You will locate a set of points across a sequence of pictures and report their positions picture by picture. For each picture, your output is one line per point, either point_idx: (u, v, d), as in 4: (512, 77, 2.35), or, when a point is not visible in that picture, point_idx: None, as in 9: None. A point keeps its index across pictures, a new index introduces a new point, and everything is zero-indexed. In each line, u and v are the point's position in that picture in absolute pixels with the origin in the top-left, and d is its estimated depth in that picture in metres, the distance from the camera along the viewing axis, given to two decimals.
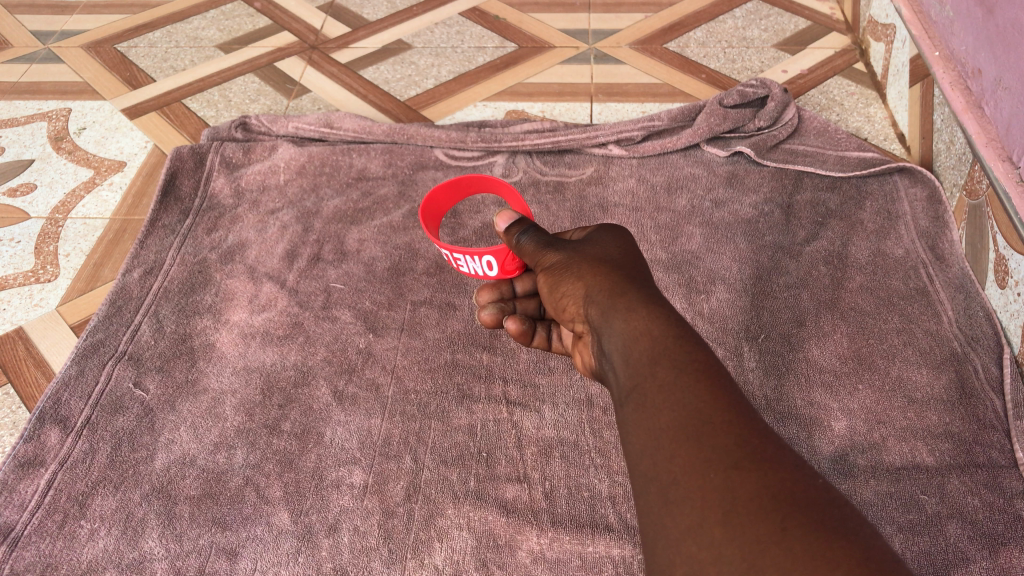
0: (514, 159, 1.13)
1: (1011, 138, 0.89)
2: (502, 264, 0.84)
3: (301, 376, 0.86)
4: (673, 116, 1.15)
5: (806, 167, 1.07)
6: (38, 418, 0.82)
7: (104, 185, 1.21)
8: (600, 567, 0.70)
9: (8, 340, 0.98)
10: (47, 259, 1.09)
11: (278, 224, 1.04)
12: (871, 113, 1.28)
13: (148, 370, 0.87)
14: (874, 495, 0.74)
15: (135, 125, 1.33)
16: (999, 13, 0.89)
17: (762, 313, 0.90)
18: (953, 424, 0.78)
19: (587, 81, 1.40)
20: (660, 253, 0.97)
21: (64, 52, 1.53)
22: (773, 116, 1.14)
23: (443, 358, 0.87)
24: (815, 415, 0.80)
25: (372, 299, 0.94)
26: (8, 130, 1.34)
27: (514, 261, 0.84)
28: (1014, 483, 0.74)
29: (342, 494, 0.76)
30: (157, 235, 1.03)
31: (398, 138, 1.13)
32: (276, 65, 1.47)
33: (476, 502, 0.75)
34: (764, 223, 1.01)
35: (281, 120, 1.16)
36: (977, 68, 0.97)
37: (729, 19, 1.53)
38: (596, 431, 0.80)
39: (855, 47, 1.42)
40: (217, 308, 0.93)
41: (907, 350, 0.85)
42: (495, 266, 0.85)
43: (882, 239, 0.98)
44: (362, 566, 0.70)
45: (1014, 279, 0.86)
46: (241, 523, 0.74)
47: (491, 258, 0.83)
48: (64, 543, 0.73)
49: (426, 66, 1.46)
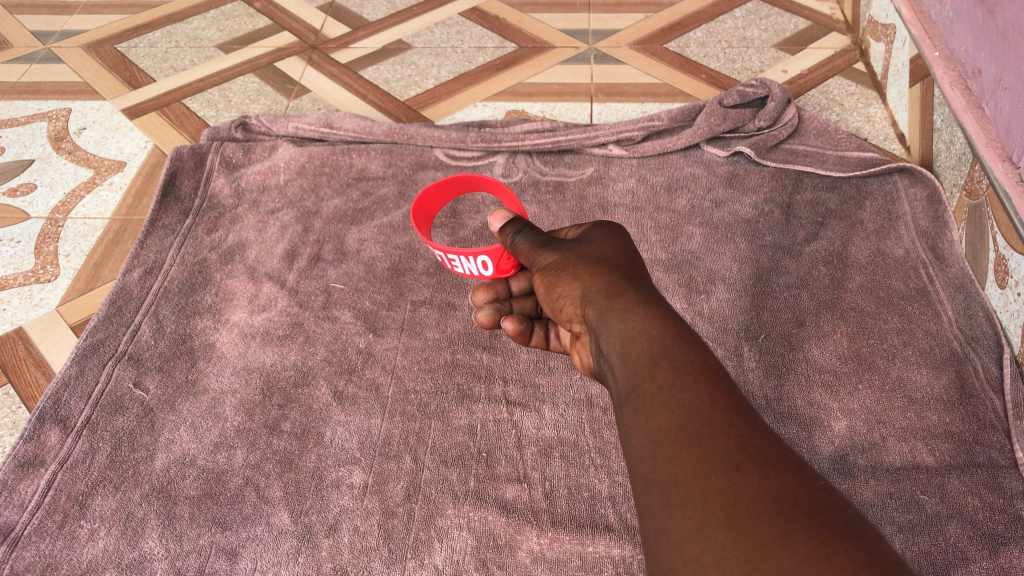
0: (514, 159, 1.13)
1: (1011, 138, 0.89)
2: (496, 263, 0.85)
3: (301, 375, 0.86)
4: (673, 116, 1.15)
5: (806, 167, 1.07)
6: (37, 418, 0.82)
7: (103, 185, 1.21)
8: (600, 567, 0.70)
9: (8, 340, 0.98)
10: (47, 259, 1.09)
11: (278, 224, 1.04)
12: (871, 113, 1.28)
13: (148, 370, 0.87)
14: (874, 495, 0.74)
15: (135, 125, 1.33)
16: (999, 13, 0.89)
17: (762, 313, 0.90)
18: (953, 424, 0.78)
19: (587, 81, 1.40)
20: (660, 253, 0.97)
21: (64, 52, 1.53)
22: (773, 116, 1.14)
23: (443, 358, 0.87)
24: (815, 416, 0.80)
25: (372, 299, 0.94)
26: (8, 130, 1.34)
27: (508, 261, 0.85)
28: (1014, 483, 0.74)
29: (342, 494, 0.76)
30: (157, 235, 1.02)
31: (398, 138, 1.13)
32: (276, 65, 1.47)
33: (476, 502, 0.75)
34: (764, 223, 1.01)
35: (281, 120, 1.16)
36: (977, 68, 0.97)
37: (729, 19, 1.53)
38: (596, 431, 0.80)
39: (855, 47, 1.42)
40: (217, 308, 0.93)
41: (907, 350, 0.85)
42: (490, 266, 0.86)
43: (881, 239, 0.98)
44: (362, 566, 0.70)
45: (1014, 279, 0.86)
46: (241, 523, 0.74)
47: (486, 257, 0.84)
48: (64, 543, 0.73)
49: (426, 66, 1.46)
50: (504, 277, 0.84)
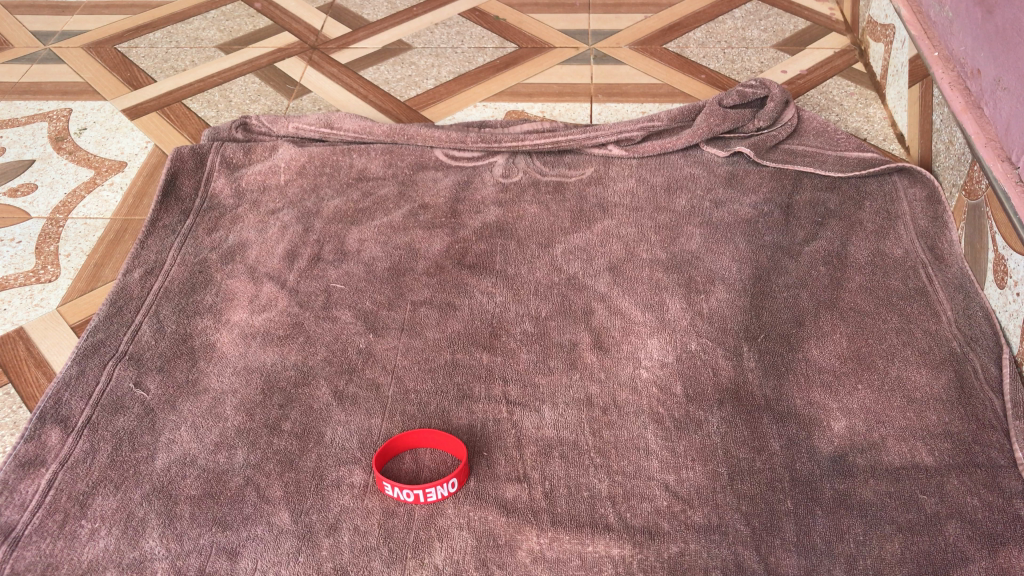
0: (514, 159, 1.13)
1: (1011, 138, 0.89)
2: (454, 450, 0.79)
3: (301, 375, 0.86)
4: (673, 116, 1.15)
5: (806, 167, 1.08)
6: (38, 418, 0.82)
7: (104, 185, 1.21)
8: (600, 566, 0.70)
9: (8, 340, 0.98)
10: (47, 259, 1.09)
11: (278, 224, 1.04)
12: (871, 113, 1.28)
13: (148, 370, 0.87)
14: (874, 495, 0.74)
15: (136, 125, 1.33)
16: (1000, 14, 0.91)
17: (762, 313, 0.90)
18: (952, 425, 0.79)
19: (587, 81, 1.40)
20: (660, 253, 0.98)
21: (65, 52, 1.53)
22: (774, 116, 1.14)
23: (443, 358, 0.87)
24: (816, 415, 0.80)
25: (372, 299, 0.94)
26: (8, 130, 1.34)
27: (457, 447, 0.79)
28: (1013, 483, 0.74)
29: (342, 494, 0.76)
30: (157, 235, 1.03)
31: (397, 138, 1.14)
32: (276, 65, 1.47)
33: (476, 502, 0.75)
34: (763, 224, 1.01)
35: (281, 120, 1.16)
36: (976, 68, 0.97)
37: (728, 19, 1.53)
38: (596, 431, 0.80)
39: (854, 48, 1.43)
40: (217, 308, 0.93)
41: (907, 350, 0.85)
42: (446, 443, 0.79)
43: (881, 239, 0.98)
44: (362, 566, 0.71)
45: (1014, 279, 0.86)
46: (241, 523, 0.74)
47: (452, 446, 0.79)
48: (64, 543, 0.72)
49: (427, 66, 1.46)
50: (465, 458, 0.78)
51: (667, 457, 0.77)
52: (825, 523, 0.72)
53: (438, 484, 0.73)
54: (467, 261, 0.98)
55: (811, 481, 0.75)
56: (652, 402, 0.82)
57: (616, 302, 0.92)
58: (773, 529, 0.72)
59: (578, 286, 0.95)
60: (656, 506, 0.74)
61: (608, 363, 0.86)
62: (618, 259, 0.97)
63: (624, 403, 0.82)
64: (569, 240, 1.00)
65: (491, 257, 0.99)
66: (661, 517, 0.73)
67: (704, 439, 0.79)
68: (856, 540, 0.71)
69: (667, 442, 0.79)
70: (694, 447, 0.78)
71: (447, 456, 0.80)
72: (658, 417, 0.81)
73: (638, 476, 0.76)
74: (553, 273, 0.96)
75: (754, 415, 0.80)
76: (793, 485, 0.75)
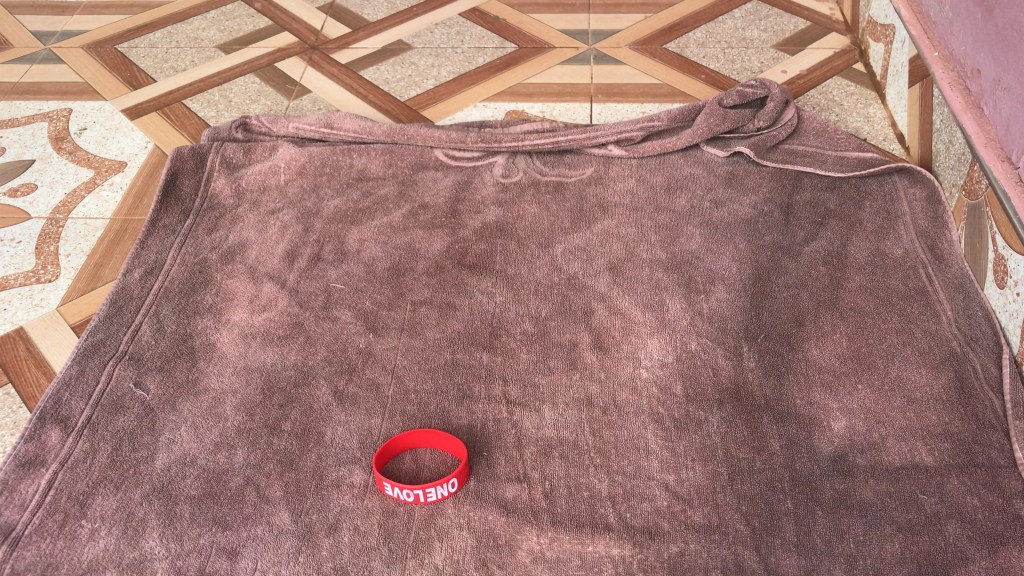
0: (514, 159, 1.13)
1: (1011, 137, 0.89)
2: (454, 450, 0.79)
3: (301, 375, 0.86)
4: (673, 116, 1.15)
5: (807, 167, 1.08)
6: (38, 418, 0.82)
7: (104, 185, 1.21)
8: (600, 566, 0.70)
9: (8, 340, 0.98)
10: (47, 259, 1.09)
11: (278, 224, 1.04)
12: (871, 113, 1.27)
13: (148, 370, 0.87)
14: (874, 495, 0.74)
15: (137, 125, 1.34)
16: (1000, 14, 0.91)
17: (763, 313, 0.90)
18: (952, 424, 0.79)
19: (587, 81, 1.40)
20: (660, 253, 0.98)
21: (65, 52, 1.53)
22: (774, 116, 1.14)
23: (443, 358, 0.87)
24: (815, 415, 0.80)
25: (372, 299, 0.94)
26: (8, 130, 1.34)
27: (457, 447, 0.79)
28: (1013, 483, 0.74)
29: (342, 493, 0.76)
30: (157, 235, 1.03)
31: (397, 138, 1.14)
32: (276, 65, 1.47)
33: (476, 502, 0.75)
34: (764, 224, 1.01)
35: (281, 120, 1.16)
36: (976, 68, 0.97)
37: (728, 19, 1.53)
38: (596, 431, 0.80)
39: (854, 48, 1.43)
40: (217, 308, 0.93)
41: (907, 350, 0.85)
42: (445, 443, 0.79)
43: (881, 239, 0.98)
44: (362, 566, 0.71)
45: (1014, 279, 0.86)
46: (241, 523, 0.74)
47: (452, 446, 0.79)
48: (64, 543, 0.72)
49: (427, 66, 1.46)
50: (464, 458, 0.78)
51: (667, 457, 0.77)
52: (825, 523, 0.72)
53: (438, 484, 0.73)
54: (467, 261, 0.98)
55: (811, 481, 0.75)
56: (652, 402, 0.82)
57: (616, 302, 0.92)
58: (773, 529, 0.72)
59: (578, 286, 0.95)
60: (656, 506, 0.74)
61: (608, 363, 0.86)
62: (618, 259, 0.97)
63: (624, 403, 0.82)
64: (569, 240, 1.00)
65: (491, 257, 0.99)
66: (661, 517, 0.73)
67: (704, 439, 0.79)
68: (856, 540, 0.71)
69: (667, 442, 0.79)
70: (694, 447, 0.78)
71: (446, 456, 0.80)
72: (658, 417, 0.81)
73: (638, 476, 0.76)
74: (553, 273, 0.96)
75: (754, 415, 0.80)
76: (793, 485, 0.75)
